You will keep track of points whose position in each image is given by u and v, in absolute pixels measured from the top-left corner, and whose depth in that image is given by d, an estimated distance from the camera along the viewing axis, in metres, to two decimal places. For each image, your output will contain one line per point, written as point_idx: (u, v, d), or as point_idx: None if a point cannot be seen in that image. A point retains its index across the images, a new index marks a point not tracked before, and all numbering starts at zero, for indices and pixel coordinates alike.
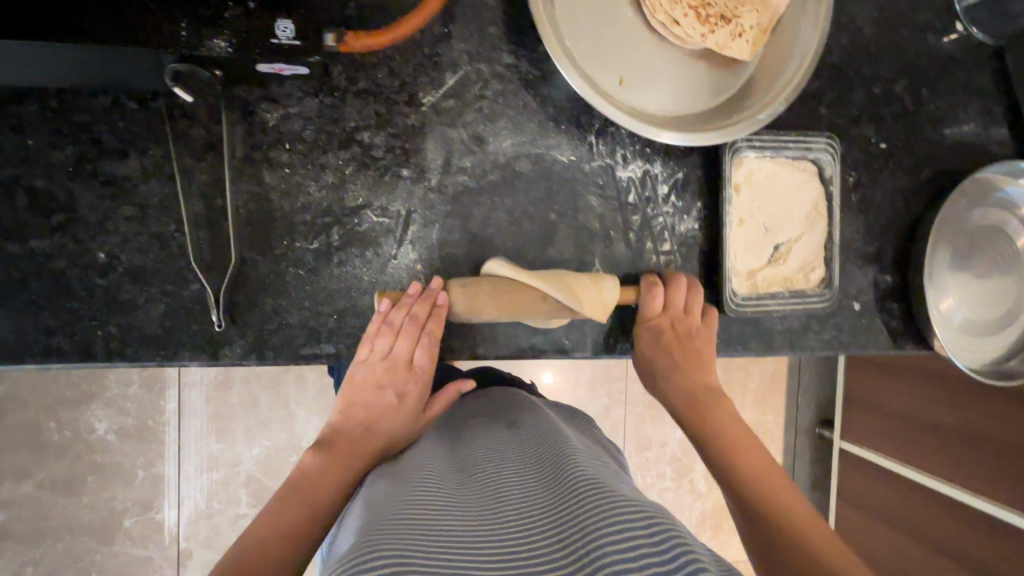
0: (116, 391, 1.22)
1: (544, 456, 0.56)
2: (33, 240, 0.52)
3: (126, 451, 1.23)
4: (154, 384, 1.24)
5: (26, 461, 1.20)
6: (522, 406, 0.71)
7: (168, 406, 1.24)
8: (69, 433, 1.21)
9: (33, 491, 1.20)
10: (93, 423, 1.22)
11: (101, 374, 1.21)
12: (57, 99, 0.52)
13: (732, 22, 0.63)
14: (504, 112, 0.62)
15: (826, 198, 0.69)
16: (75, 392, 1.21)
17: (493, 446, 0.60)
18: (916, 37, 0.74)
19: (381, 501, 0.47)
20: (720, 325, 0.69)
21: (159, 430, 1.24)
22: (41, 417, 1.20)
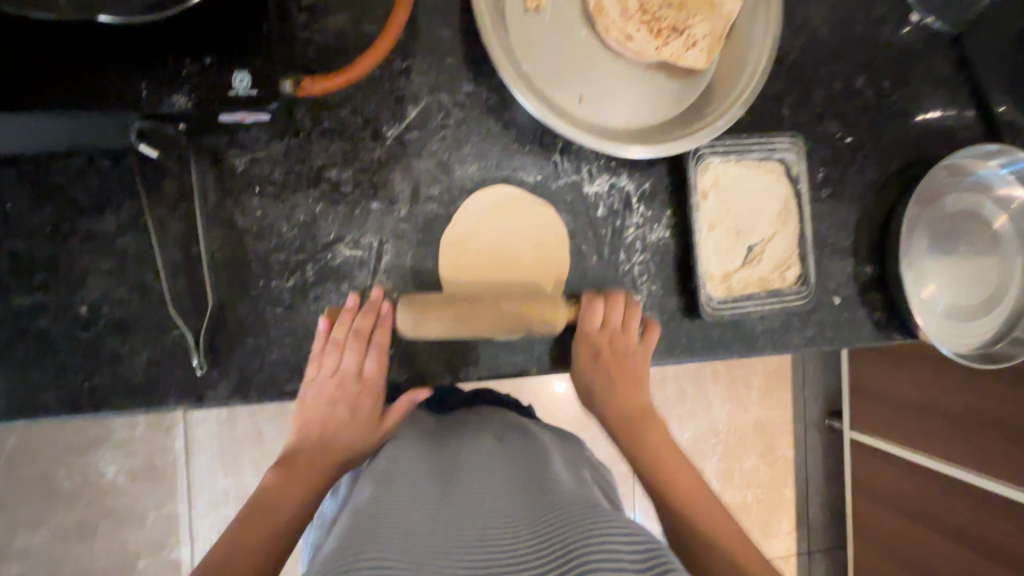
0: (123, 435, 1.24)
1: (529, 471, 0.57)
2: (18, 300, 0.54)
3: (136, 493, 1.25)
4: (160, 425, 1.25)
5: (38, 512, 1.21)
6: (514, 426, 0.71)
7: (175, 445, 1.26)
8: (79, 480, 1.23)
9: (47, 541, 1.22)
10: (102, 468, 1.23)
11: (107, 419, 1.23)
12: (33, 163, 0.54)
13: (684, 32, 0.64)
14: (468, 139, 0.63)
15: (796, 197, 0.70)
16: (82, 438, 1.23)
17: (480, 455, 0.61)
18: (872, 32, 0.75)
19: (368, 506, 0.48)
20: (700, 330, 0.69)
21: (167, 471, 1.26)
22: (51, 467, 1.21)
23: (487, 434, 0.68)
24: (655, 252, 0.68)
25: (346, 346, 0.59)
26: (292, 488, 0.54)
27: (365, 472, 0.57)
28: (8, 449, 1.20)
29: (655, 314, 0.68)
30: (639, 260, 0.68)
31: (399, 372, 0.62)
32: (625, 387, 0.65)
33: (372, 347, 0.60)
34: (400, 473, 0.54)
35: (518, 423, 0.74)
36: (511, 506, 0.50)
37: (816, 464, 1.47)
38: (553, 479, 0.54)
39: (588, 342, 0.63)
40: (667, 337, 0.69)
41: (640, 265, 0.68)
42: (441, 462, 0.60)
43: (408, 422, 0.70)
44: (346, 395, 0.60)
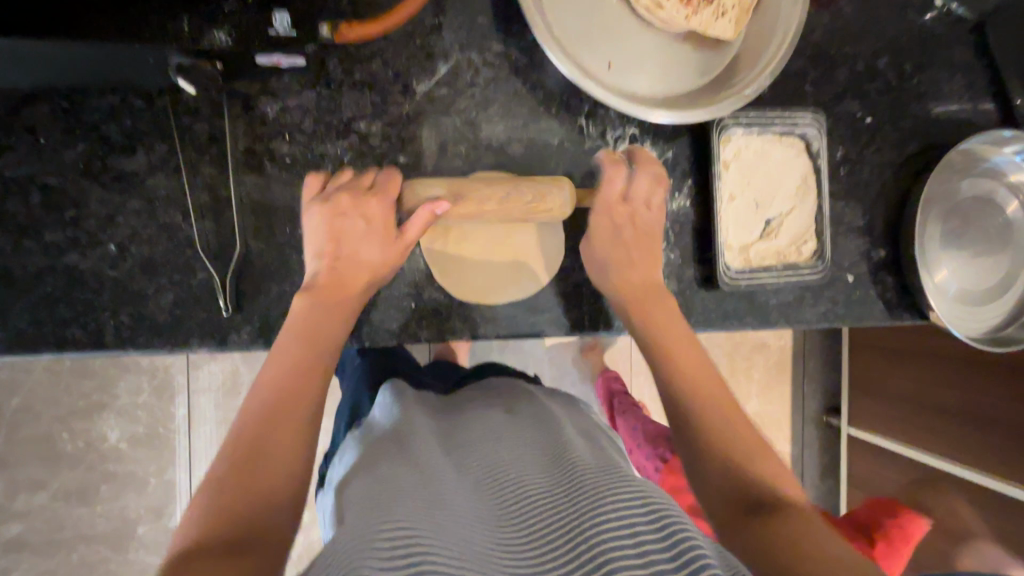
0: (127, 400, 1.24)
1: (541, 441, 0.57)
2: (48, 235, 0.54)
3: (138, 457, 1.25)
4: (164, 391, 1.26)
5: (40, 472, 1.22)
6: (522, 396, 0.71)
7: (178, 412, 1.26)
8: (83, 443, 1.23)
9: (48, 502, 1.22)
10: (105, 432, 1.24)
11: (112, 383, 1.24)
12: (68, 99, 0.54)
13: (716, 1, 0.65)
14: (496, 99, 0.64)
15: (815, 173, 0.70)
16: (86, 401, 1.23)
17: (490, 428, 0.61)
18: (896, 15, 0.76)
19: (382, 479, 0.48)
20: (714, 300, 0.70)
21: (171, 437, 1.26)
22: (55, 428, 1.22)
23: (496, 407, 0.68)
24: (674, 221, 0.69)
25: (353, 207, 0.56)
26: (294, 368, 0.50)
27: (380, 447, 0.56)
28: (11, 409, 1.20)
29: (672, 283, 0.69)
30: (659, 229, 0.68)
31: (419, 326, 0.62)
32: (637, 248, 0.63)
33: (376, 233, 0.56)
34: (417, 450, 0.54)
35: (524, 392, 0.73)
36: (525, 478, 0.50)
37: (813, 457, 1.49)
38: (566, 449, 0.54)
39: (614, 216, 0.63)
40: (683, 306, 0.69)
41: (659, 234, 0.68)
42: (453, 439, 0.59)
43: (418, 400, 0.69)
44: (347, 276, 0.56)
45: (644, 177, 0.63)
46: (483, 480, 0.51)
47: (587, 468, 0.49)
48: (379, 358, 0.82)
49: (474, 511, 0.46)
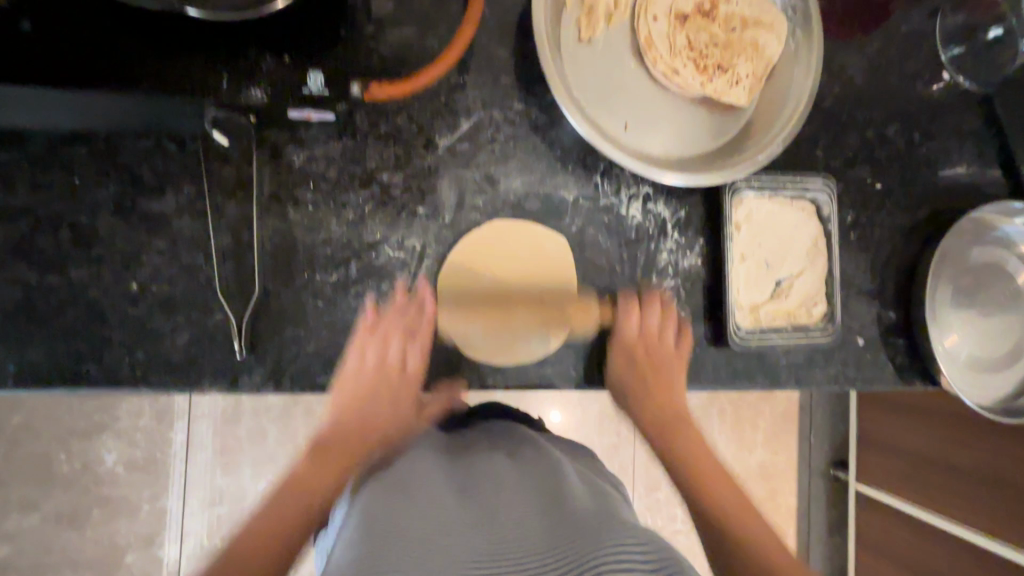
0: (128, 423, 1.24)
1: (541, 489, 0.54)
2: (74, 271, 0.56)
3: (133, 483, 1.24)
4: (165, 416, 1.25)
5: (34, 494, 1.21)
6: (527, 433, 0.70)
7: (177, 438, 1.25)
8: (79, 465, 1.22)
9: (38, 524, 1.21)
10: (102, 455, 1.23)
11: (115, 405, 1.24)
12: (106, 142, 0.56)
13: (729, 70, 0.68)
14: (515, 154, 0.65)
15: (825, 237, 0.71)
16: (87, 422, 1.23)
17: (493, 464, 0.59)
18: (905, 86, 0.78)
19: (382, 512, 0.47)
20: (723, 359, 0.70)
21: (167, 463, 1.25)
22: (53, 449, 1.21)
23: (499, 441, 0.67)
24: (685, 278, 0.69)
25: (396, 332, 0.61)
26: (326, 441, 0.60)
27: (381, 474, 0.55)
28: (12, 427, 1.20)
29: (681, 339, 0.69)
30: (670, 285, 0.69)
31: None
32: (648, 374, 0.67)
33: (417, 343, 0.63)
34: (419, 480, 0.53)
35: (529, 429, 0.72)
36: (521, 524, 0.47)
37: (820, 513, 1.45)
38: (566, 500, 0.51)
39: (627, 346, 0.66)
40: (692, 363, 0.69)
41: (670, 290, 0.69)
42: (455, 471, 0.58)
43: (423, 426, 0.69)
44: (383, 384, 0.63)
45: (655, 305, 0.67)
46: (481, 514, 0.50)
47: (591, 518, 0.47)
48: None
49: (472, 544, 0.45)
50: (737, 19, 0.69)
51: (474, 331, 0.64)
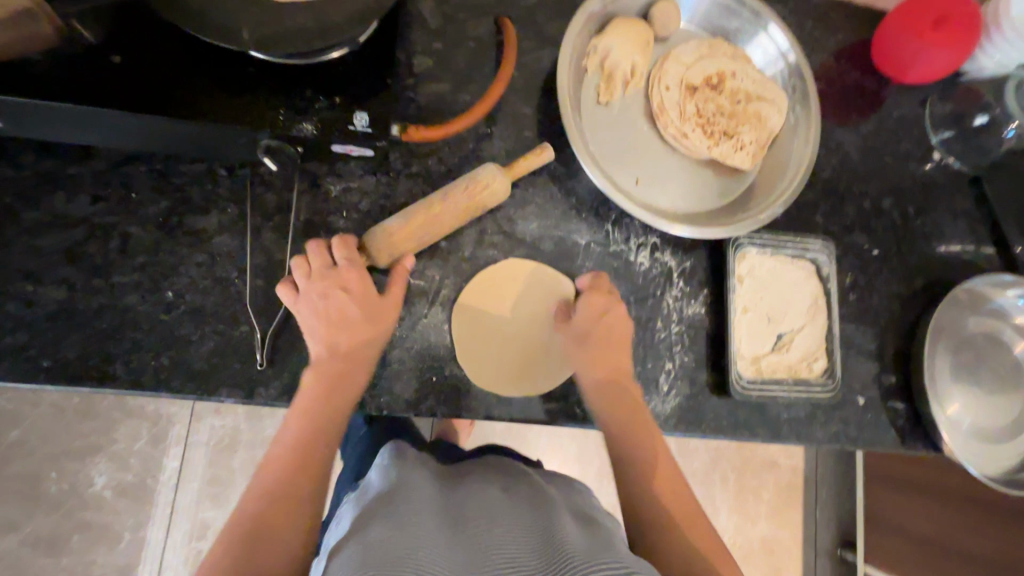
0: (123, 445, 1.24)
1: (537, 523, 0.54)
2: (116, 276, 0.59)
3: (118, 509, 1.22)
4: (161, 441, 1.25)
5: (17, 513, 1.19)
6: (520, 477, 0.69)
7: (169, 464, 1.25)
8: (67, 486, 1.21)
9: (15, 546, 1.18)
10: (92, 477, 1.22)
11: (113, 426, 1.24)
12: (164, 162, 0.62)
13: (734, 137, 0.74)
14: (533, 199, 0.70)
15: (825, 295, 0.75)
16: (83, 442, 1.23)
17: (487, 505, 0.58)
18: (898, 163, 0.84)
19: (373, 552, 0.46)
20: (725, 408, 0.71)
21: (156, 490, 1.23)
22: (44, 467, 1.21)
23: (494, 484, 0.66)
24: (689, 325, 0.72)
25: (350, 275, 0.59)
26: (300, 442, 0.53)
27: (373, 513, 0.54)
28: (9, 441, 1.20)
29: (685, 385, 0.71)
30: (675, 331, 0.71)
31: (437, 401, 0.64)
32: (615, 355, 0.63)
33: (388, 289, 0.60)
34: (412, 520, 0.52)
35: (521, 472, 0.71)
36: (513, 561, 0.48)
37: None
38: (559, 534, 0.52)
39: (590, 322, 0.64)
40: (694, 409, 0.70)
41: (675, 336, 0.71)
42: (448, 512, 0.57)
43: (419, 464, 0.68)
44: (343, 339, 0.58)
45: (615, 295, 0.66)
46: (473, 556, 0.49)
47: (585, 561, 0.45)
48: (389, 429, 0.83)
49: None
50: (742, 92, 0.75)
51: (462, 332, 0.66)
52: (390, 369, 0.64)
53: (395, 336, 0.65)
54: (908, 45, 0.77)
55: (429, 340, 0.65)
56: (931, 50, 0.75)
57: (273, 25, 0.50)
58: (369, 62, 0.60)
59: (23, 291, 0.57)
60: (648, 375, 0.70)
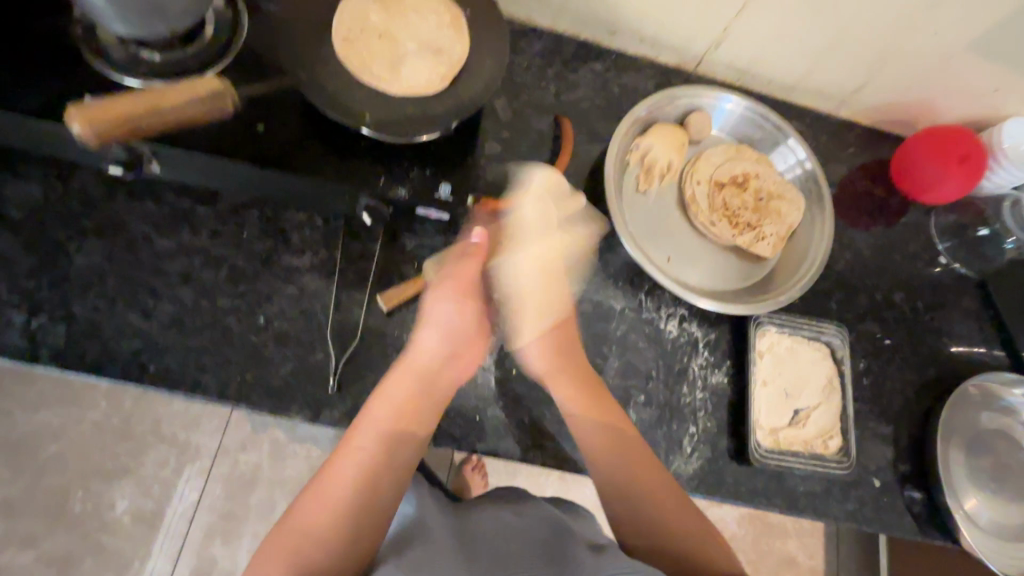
0: (149, 471, 1.30)
1: (549, 550, 0.60)
2: (220, 300, 0.69)
3: (133, 536, 1.26)
4: (184, 471, 1.32)
5: (38, 529, 1.24)
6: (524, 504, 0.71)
7: (189, 495, 1.31)
8: (90, 506, 1.26)
9: (30, 563, 1.22)
10: (115, 500, 1.27)
11: (143, 450, 1.31)
12: (272, 209, 0.74)
13: (756, 228, 0.84)
14: (577, 266, 0.80)
15: (839, 376, 0.81)
16: (112, 463, 1.29)
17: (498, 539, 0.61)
18: (907, 263, 0.93)
19: None
20: (745, 475, 0.76)
21: (170, 523, 1.28)
22: (72, 485, 1.27)
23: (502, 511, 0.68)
24: (712, 393, 0.78)
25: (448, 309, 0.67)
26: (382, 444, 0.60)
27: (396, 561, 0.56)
28: (46, 456, 1.27)
29: (706, 448, 0.76)
30: (699, 397, 0.78)
31: (478, 439, 0.70)
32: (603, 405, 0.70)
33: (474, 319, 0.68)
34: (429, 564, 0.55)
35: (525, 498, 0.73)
36: None
37: None
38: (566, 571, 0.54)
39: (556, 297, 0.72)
40: (714, 473, 0.75)
41: (699, 400, 0.77)
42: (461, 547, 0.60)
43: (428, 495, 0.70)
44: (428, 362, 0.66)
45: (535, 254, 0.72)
46: None
47: None
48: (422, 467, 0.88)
49: None
50: (764, 191, 0.86)
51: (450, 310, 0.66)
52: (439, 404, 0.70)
53: None
54: (926, 169, 0.87)
55: (476, 382, 0.72)
56: (950, 177, 0.85)
57: (400, 111, 0.64)
58: (455, 149, 0.73)
59: (143, 305, 0.67)
60: (672, 436, 0.75)
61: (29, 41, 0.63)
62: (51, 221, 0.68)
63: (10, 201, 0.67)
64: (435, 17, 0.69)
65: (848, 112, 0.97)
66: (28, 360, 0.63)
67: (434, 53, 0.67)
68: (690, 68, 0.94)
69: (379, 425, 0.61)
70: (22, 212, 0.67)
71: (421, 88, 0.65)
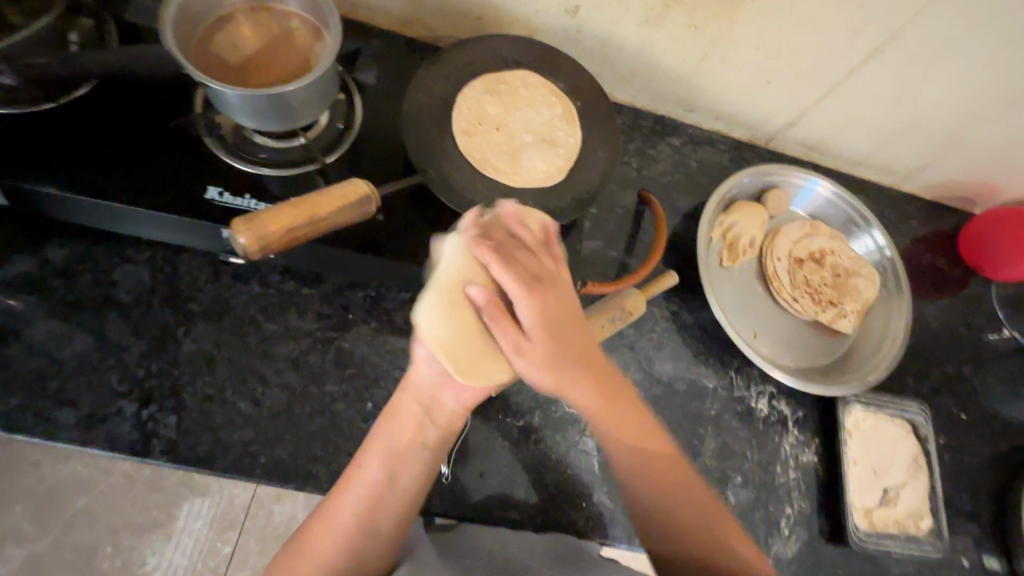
0: (184, 523, 1.18)
1: None
2: (328, 385, 0.68)
3: None
4: (222, 525, 1.20)
5: None
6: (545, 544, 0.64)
7: (224, 550, 1.19)
8: (120, 563, 1.15)
9: None
10: (145, 556, 1.15)
11: (176, 502, 1.19)
12: (376, 289, 0.74)
13: (837, 306, 0.86)
14: (669, 343, 0.81)
15: (925, 454, 0.82)
16: (144, 516, 1.18)
17: None
18: (973, 335, 0.95)
19: None
20: (843, 558, 0.76)
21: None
22: (101, 539, 1.15)
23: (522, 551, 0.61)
24: (805, 472, 0.79)
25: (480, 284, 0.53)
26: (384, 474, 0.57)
27: None
28: (74, 509, 1.16)
29: (803, 531, 0.76)
30: (793, 477, 0.78)
31: (586, 528, 0.70)
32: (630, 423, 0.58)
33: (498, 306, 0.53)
34: None
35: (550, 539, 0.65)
36: None
37: None
38: None
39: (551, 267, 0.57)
40: (813, 557, 0.75)
41: (793, 481, 0.78)
42: None
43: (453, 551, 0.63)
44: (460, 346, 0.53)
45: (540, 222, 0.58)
46: None
47: None
48: None
49: None
50: (841, 267, 0.89)
51: (440, 335, 0.52)
52: (545, 490, 0.71)
53: (552, 461, 0.72)
54: (997, 250, 0.93)
55: (580, 466, 0.73)
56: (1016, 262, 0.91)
57: (521, 202, 0.64)
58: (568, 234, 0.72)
59: (253, 392, 0.66)
60: (771, 519, 0.75)
61: (153, 130, 0.64)
62: (158, 305, 0.67)
63: (120, 286, 0.67)
64: (543, 113, 0.71)
65: (908, 186, 1.01)
66: (141, 452, 0.61)
67: (550, 146, 0.69)
68: (760, 143, 0.97)
69: (385, 472, 0.57)
70: (131, 296, 0.67)
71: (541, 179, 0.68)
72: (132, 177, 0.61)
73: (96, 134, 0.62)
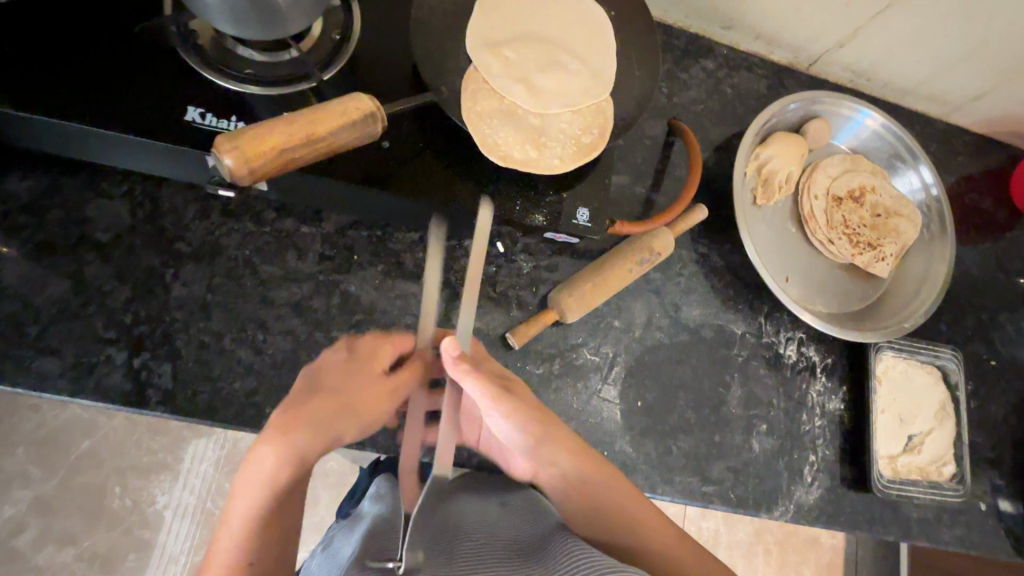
0: (189, 465, 1.12)
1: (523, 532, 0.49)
2: (334, 332, 0.63)
3: (175, 531, 1.10)
4: (230, 463, 1.14)
5: (77, 526, 1.07)
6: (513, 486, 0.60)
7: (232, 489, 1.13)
8: (129, 502, 1.09)
9: (70, 563, 1.05)
10: (154, 495, 1.10)
11: (181, 443, 1.12)
12: (382, 230, 0.67)
13: (876, 248, 0.81)
14: (695, 288, 0.76)
15: (952, 401, 0.80)
16: (150, 459, 1.11)
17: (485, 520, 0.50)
18: (1011, 280, 0.90)
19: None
20: (863, 503, 0.75)
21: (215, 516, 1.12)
22: (108, 480, 1.09)
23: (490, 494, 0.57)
24: (830, 420, 0.76)
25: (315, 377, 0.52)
26: (279, 472, 0.45)
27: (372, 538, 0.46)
28: (77, 451, 1.09)
29: (826, 477, 0.74)
30: (818, 425, 0.76)
31: None
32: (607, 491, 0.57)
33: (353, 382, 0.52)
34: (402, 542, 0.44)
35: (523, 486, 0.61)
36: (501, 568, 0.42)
37: None
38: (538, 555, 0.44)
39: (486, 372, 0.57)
40: (834, 502, 0.74)
41: (818, 428, 0.76)
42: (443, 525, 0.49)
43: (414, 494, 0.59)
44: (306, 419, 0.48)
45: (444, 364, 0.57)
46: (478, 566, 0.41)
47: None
48: None
49: None
50: (882, 207, 0.82)
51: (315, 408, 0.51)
52: None
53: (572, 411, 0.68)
54: None
55: (602, 416, 0.69)
56: None
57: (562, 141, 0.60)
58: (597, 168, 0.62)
59: (253, 340, 0.61)
60: (795, 466, 0.74)
61: (115, 40, 0.54)
62: (142, 245, 0.60)
63: (97, 223, 0.60)
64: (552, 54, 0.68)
65: (957, 118, 0.93)
66: (137, 402, 0.57)
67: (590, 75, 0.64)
68: (802, 68, 0.88)
69: (269, 470, 0.45)
70: (109, 236, 0.60)
71: (592, 112, 0.62)
72: (91, 92, 0.52)
73: (46, 41, 0.53)
